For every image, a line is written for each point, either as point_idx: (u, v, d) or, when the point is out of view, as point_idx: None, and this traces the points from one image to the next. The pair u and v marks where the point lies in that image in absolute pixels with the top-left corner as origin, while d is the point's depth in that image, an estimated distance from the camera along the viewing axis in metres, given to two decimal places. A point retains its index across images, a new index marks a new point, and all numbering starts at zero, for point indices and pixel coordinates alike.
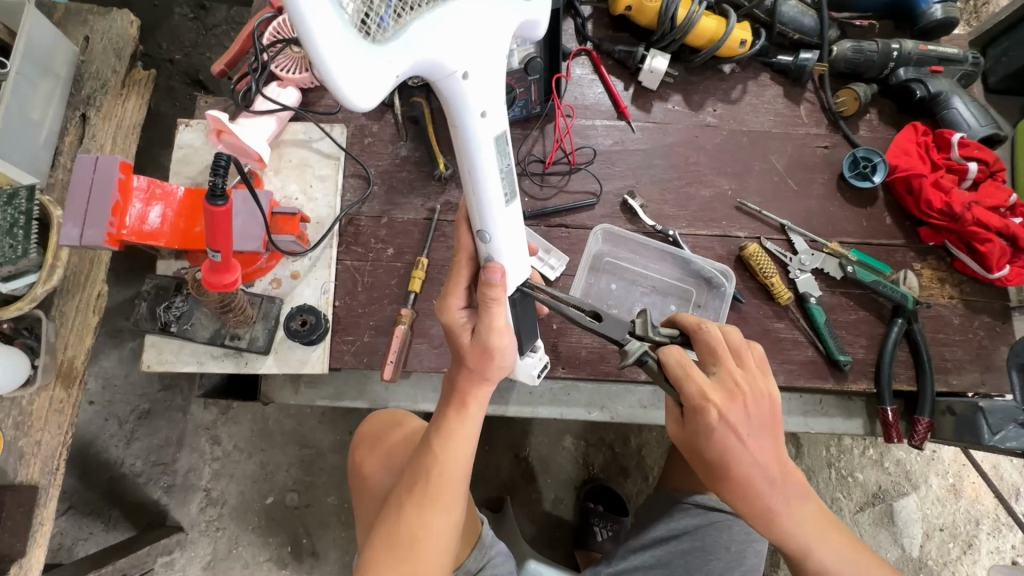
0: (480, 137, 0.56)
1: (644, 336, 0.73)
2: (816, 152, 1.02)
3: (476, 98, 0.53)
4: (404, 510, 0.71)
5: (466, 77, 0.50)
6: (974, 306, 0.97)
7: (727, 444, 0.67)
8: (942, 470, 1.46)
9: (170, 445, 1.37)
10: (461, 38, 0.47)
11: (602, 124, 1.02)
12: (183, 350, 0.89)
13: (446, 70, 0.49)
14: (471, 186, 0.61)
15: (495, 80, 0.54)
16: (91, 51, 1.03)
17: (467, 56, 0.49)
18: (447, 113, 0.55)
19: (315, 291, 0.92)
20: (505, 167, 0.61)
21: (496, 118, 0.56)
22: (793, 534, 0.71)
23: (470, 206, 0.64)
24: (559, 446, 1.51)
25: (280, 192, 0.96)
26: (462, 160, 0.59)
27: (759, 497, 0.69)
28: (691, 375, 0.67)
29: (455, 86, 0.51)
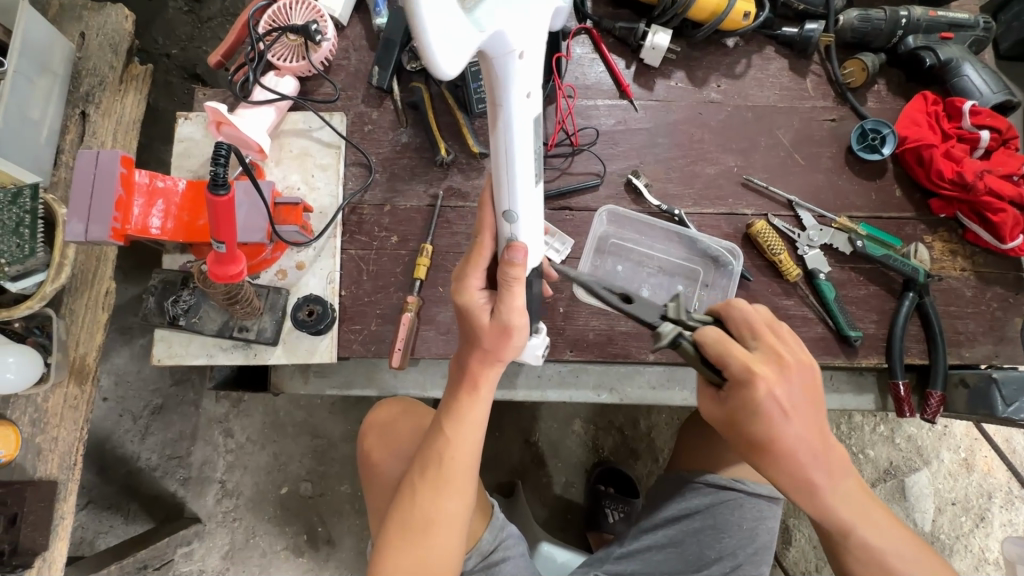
0: (521, 117, 0.59)
1: (678, 320, 0.70)
2: (824, 125, 1.00)
3: (523, 78, 0.55)
4: (417, 493, 0.72)
5: (522, 56, 0.52)
6: (986, 278, 0.96)
7: (773, 417, 0.67)
8: (954, 444, 1.45)
9: (185, 439, 1.39)
10: (525, 19, 0.48)
11: (604, 104, 1.00)
12: (192, 343, 0.90)
13: (509, 48, 0.50)
14: (503, 165, 0.63)
15: (538, 64, 0.57)
16: (87, 47, 1.02)
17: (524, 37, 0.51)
18: (493, 94, 0.57)
19: (321, 280, 0.92)
20: (535, 148, 0.64)
21: (534, 100, 0.59)
22: (835, 506, 0.72)
23: (498, 186, 0.65)
24: (568, 430, 1.51)
25: (282, 183, 0.95)
26: (498, 139, 0.60)
27: (803, 469, 0.70)
28: (731, 350, 0.66)
29: (510, 65, 0.52)
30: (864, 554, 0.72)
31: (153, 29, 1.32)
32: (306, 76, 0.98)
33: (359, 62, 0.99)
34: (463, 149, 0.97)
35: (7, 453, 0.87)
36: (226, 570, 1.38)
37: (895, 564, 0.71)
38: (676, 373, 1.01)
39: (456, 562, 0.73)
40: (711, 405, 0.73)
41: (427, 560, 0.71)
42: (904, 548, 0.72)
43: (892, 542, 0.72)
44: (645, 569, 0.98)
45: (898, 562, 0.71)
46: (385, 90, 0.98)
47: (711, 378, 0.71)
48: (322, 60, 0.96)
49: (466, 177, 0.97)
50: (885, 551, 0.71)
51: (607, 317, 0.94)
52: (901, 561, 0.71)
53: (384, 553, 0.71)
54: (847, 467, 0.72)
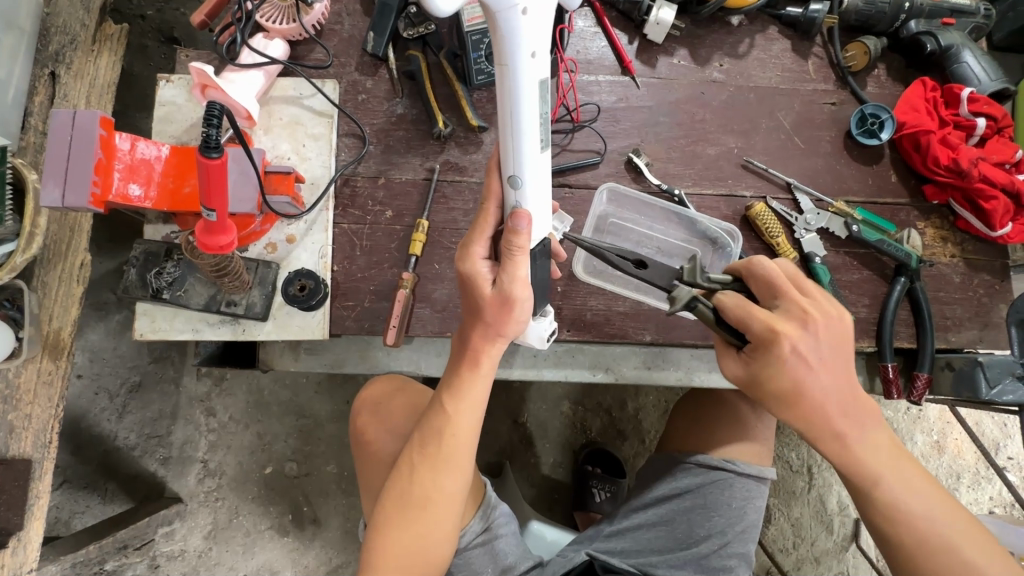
0: (527, 77, 0.59)
1: (693, 283, 0.74)
2: (824, 109, 1.00)
3: (529, 37, 0.57)
4: (416, 471, 0.72)
5: (525, 13, 0.56)
6: (975, 264, 0.97)
7: (802, 371, 0.69)
8: (927, 427, 1.51)
9: (164, 418, 1.36)
10: None
11: (606, 80, 0.98)
12: (177, 318, 0.86)
13: (509, 1, 0.55)
14: (510, 129, 0.63)
15: (546, 26, 0.59)
16: (56, 2, 0.95)
17: None
18: (498, 52, 0.59)
19: (312, 254, 0.89)
20: (545, 114, 0.64)
21: (543, 62, 0.60)
22: (865, 462, 0.72)
23: (505, 150, 0.65)
24: (556, 411, 1.53)
25: (271, 152, 0.91)
26: (504, 100, 0.61)
27: (830, 422, 0.71)
28: (752, 312, 0.69)
29: (513, 20, 0.56)
30: (894, 516, 0.72)
31: None
32: (296, 40, 0.93)
33: (352, 27, 0.95)
34: (460, 122, 0.94)
35: None
36: (209, 550, 1.35)
37: (925, 527, 0.71)
38: (669, 352, 1.01)
39: (450, 542, 0.73)
40: (737, 371, 0.74)
41: (426, 537, 0.71)
42: (939, 512, 0.71)
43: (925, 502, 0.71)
44: (635, 547, 1.00)
45: (930, 531, 0.71)
46: (379, 58, 0.94)
47: (731, 340, 0.73)
48: (313, 24, 0.92)
49: (464, 152, 0.94)
50: (916, 512, 0.71)
51: (606, 297, 0.93)
52: (935, 527, 0.71)
53: (381, 531, 0.71)
54: (874, 421, 0.72)
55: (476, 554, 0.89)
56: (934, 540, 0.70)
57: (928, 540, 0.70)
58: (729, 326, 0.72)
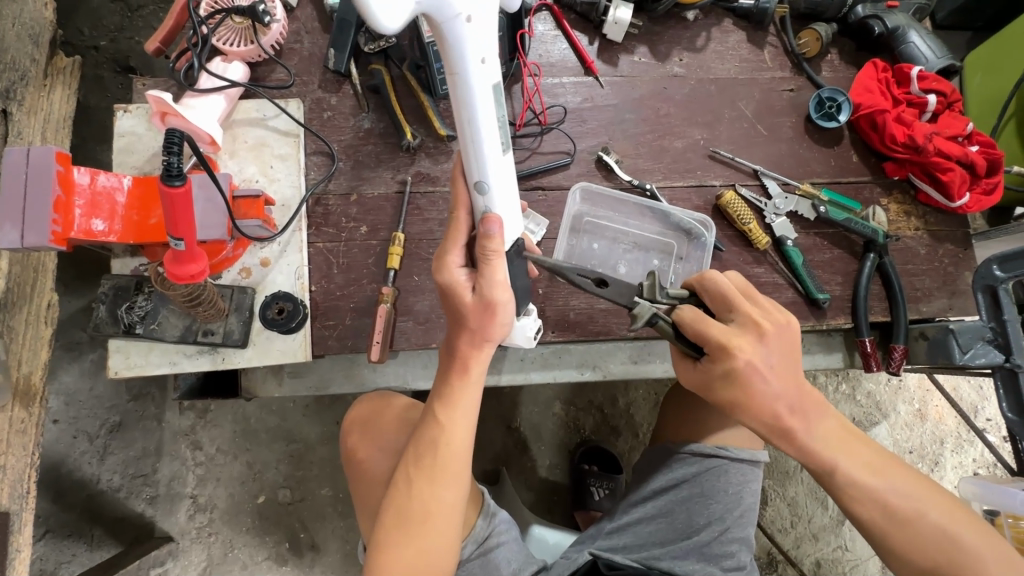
0: (480, 84, 0.60)
1: (653, 299, 0.73)
2: (783, 96, 1.03)
3: (476, 42, 0.57)
4: (414, 485, 0.72)
5: (469, 20, 0.56)
6: (938, 235, 1.01)
7: (751, 374, 0.71)
8: (908, 396, 1.55)
9: (149, 455, 1.33)
10: None
11: (570, 81, 0.99)
12: (152, 352, 0.84)
13: (452, 10, 0.54)
14: (469, 136, 0.63)
15: (491, 30, 0.59)
16: None
17: (469, 2, 0.55)
18: (447, 62, 0.59)
19: (289, 276, 0.87)
20: (502, 118, 0.64)
21: (493, 66, 0.61)
22: (820, 450, 0.74)
23: (467, 158, 0.66)
24: (549, 413, 1.53)
25: (238, 176, 0.89)
26: (459, 110, 0.62)
27: (783, 420, 0.73)
28: (708, 327, 0.70)
29: (458, 29, 0.56)
30: (862, 498, 0.74)
31: (78, 19, 1.24)
32: (255, 61, 0.93)
33: (312, 45, 0.95)
34: (429, 132, 0.94)
35: None
36: None
37: (893, 501, 0.73)
38: (656, 345, 0.99)
39: (453, 555, 0.73)
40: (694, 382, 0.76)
41: (428, 552, 0.70)
42: (903, 483, 0.74)
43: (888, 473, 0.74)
44: (637, 541, 1.01)
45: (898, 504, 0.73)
46: (342, 74, 0.94)
47: (688, 352, 0.74)
48: (273, 44, 0.91)
49: (435, 162, 0.94)
50: (881, 487, 0.73)
51: (587, 295, 0.93)
52: (901, 498, 0.73)
53: (381, 549, 0.70)
54: (822, 411, 0.75)
55: (478, 564, 0.88)
56: (905, 514, 0.72)
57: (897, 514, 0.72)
58: (688, 341, 0.73)
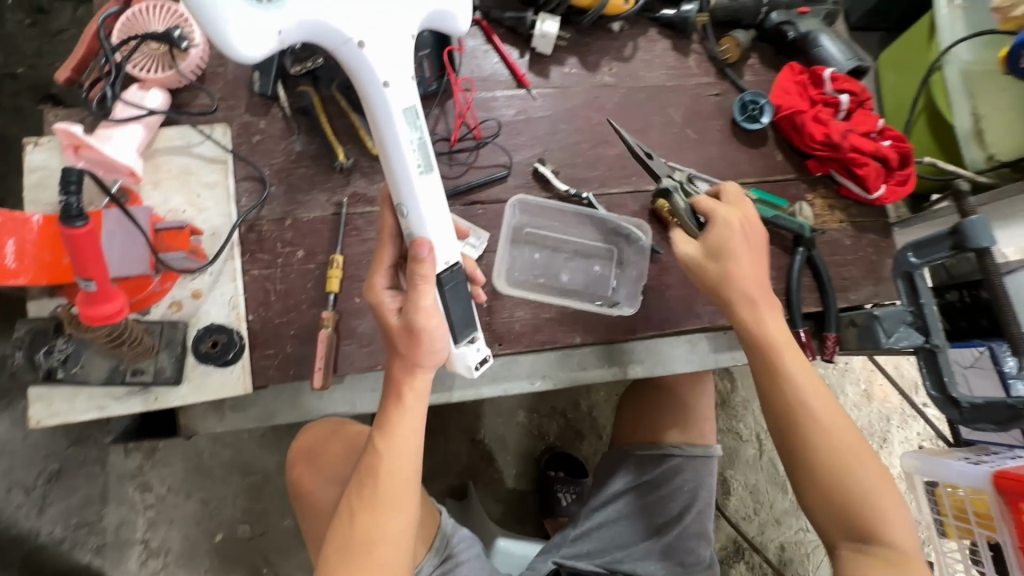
0: (388, 104, 0.67)
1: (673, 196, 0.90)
2: (709, 100, 1.07)
3: (381, 65, 0.67)
4: (356, 517, 0.70)
5: (361, 44, 0.66)
6: (861, 226, 1.06)
7: (743, 260, 0.80)
8: (855, 378, 1.62)
9: (94, 502, 1.26)
10: (351, 15, 0.66)
11: (503, 95, 1.00)
12: (78, 397, 0.79)
13: (342, 36, 0.67)
14: (386, 158, 0.69)
15: (397, 60, 0.68)
16: None
17: (362, 30, 0.66)
18: (362, 89, 0.69)
19: (223, 307, 0.85)
20: (417, 140, 0.68)
21: (402, 90, 0.68)
22: (790, 367, 0.78)
23: (391, 181, 0.70)
24: (513, 422, 1.53)
25: (163, 207, 0.86)
26: (376, 131, 0.69)
27: (757, 320, 0.80)
28: (716, 207, 0.82)
29: (354, 52, 0.67)
30: (807, 428, 0.76)
31: None
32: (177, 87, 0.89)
33: (236, 68, 0.92)
34: (363, 152, 0.93)
35: None
36: None
37: (839, 444, 0.75)
38: (606, 351, 1.01)
39: None
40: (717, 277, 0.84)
41: None
42: (849, 443, 0.75)
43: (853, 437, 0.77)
44: (600, 546, 1.02)
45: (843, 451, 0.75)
46: (269, 97, 0.92)
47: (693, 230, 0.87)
48: (193, 69, 0.88)
49: (371, 181, 0.93)
50: (831, 426, 0.76)
51: (532, 306, 0.94)
52: (845, 446, 0.75)
53: None
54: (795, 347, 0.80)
55: None
56: (840, 459, 0.74)
57: (831, 460, 0.75)
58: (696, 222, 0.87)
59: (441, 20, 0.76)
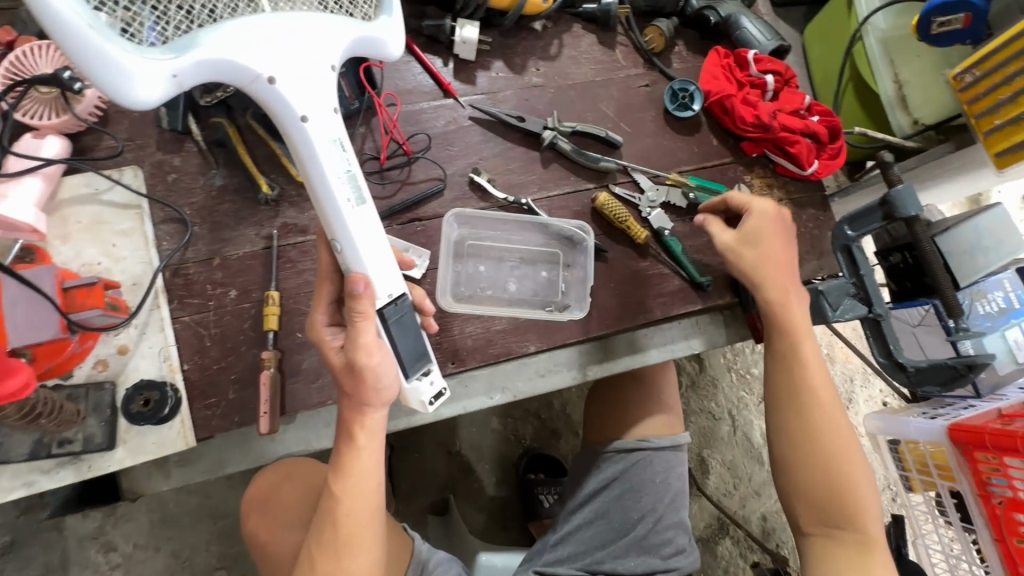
0: (312, 139, 0.64)
1: (555, 127, 0.98)
2: (640, 91, 1.06)
3: (299, 100, 0.62)
4: (317, 564, 0.67)
5: (273, 80, 0.60)
6: (800, 202, 1.08)
7: (776, 247, 0.86)
8: (817, 344, 1.66)
9: (53, 571, 1.19)
10: (264, 50, 0.59)
11: (430, 106, 0.97)
12: (2, 477, 0.74)
13: (252, 73, 0.60)
14: (316, 193, 0.66)
15: (319, 91, 0.63)
16: None
17: (276, 66, 0.60)
18: (281, 123, 0.64)
19: (153, 360, 0.80)
20: (347, 171, 0.65)
21: (325, 121, 0.64)
22: (823, 393, 0.82)
23: (324, 216, 0.67)
24: (488, 430, 1.51)
25: (75, 262, 0.81)
26: (303, 165, 0.65)
27: (806, 380, 0.82)
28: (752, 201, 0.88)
29: (269, 90, 0.61)
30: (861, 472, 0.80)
31: None
32: (77, 130, 0.84)
33: (141, 105, 0.87)
34: (288, 179, 0.90)
35: None
36: None
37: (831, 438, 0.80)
38: (560, 355, 0.99)
39: None
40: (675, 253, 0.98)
41: None
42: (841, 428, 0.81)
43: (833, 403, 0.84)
44: (581, 548, 1.00)
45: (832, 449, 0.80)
46: (181, 132, 0.87)
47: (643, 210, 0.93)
48: (91, 110, 0.83)
49: (301, 210, 0.90)
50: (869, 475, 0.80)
51: (483, 319, 0.92)
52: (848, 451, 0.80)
53: None
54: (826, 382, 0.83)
55: None
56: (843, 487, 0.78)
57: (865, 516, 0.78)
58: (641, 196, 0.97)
59: (376, 48, 0.69)
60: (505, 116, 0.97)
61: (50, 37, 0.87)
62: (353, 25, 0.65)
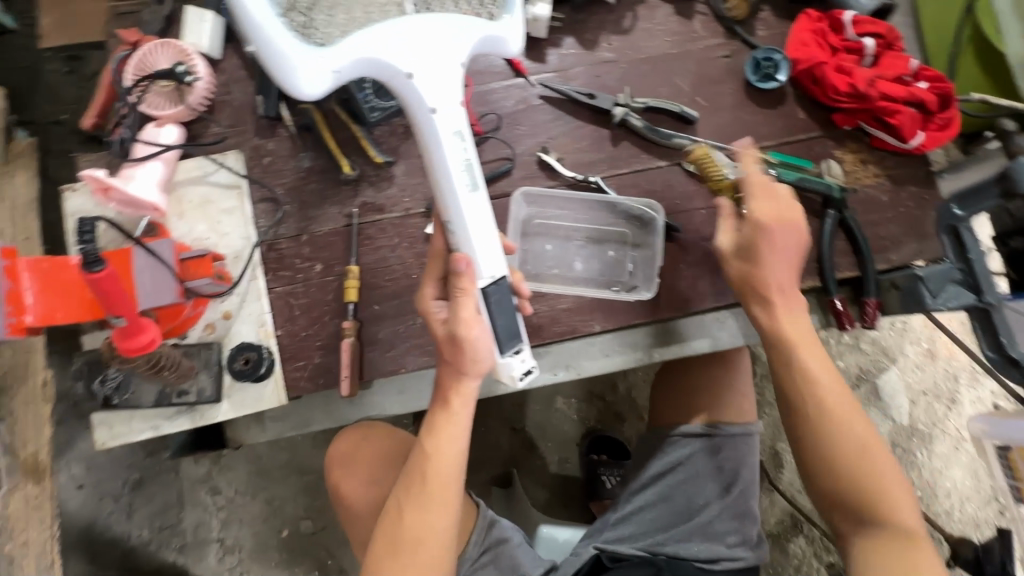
0: (438, 129, 0.67)
1: (627, 104, 0.96)
2: (719, 63, 1.01)
3: (429, 94, 0.65)
4: (405, 513, 0.74)
5: (410, 76, 0.64)
6: (899, 179, 0.98)
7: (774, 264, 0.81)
8: (915, 337, 1.52)
9: (172, 507, 1.38)
10: (405, 46, 0.63)
11: (501, 86, 0.99)
12: (134, 419, 0.86)
13: (394, 69, 0.64)
14: (435, 178, 0.69)
15: (447, 83, 0.66)
16: None
17: (413, 61, 0.64)
18: (410, 114, 0.68)
19: (251, 325, 0.89)
20: (469, 159, 0.68)
21: (452, 113, 0.66)
22: (842, 415, 0.77)
23: (439, 199, 0.71)
24: (552, 408, 1.54)
25: (189, 236, 0.91)
26: (425, 153, 0.69)
27: (817, 404, 0.78)
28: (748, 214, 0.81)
29: (406, 85, 0.65)
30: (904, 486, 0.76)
31: (39, 98, 1.33)
32: (189, 119, 0.94)
33: (242, 94, 0.96)
34: (367, 161, 0.95)
35: None
36: None
37: (852, 458, 0.76)
38: (627, 336, 0.98)
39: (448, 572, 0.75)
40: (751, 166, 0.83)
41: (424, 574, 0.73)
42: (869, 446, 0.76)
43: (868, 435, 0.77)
44: (641, 530, 1.00)
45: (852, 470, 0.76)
46: (275, 118, 0.95)
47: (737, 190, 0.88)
48: (201, 100, 0.93)
49: (378, 190, 0.95)
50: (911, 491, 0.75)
51: (548, 298, 0.94)
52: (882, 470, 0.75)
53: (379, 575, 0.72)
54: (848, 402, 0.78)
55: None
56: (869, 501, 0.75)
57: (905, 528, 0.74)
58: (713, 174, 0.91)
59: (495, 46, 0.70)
60: (574, 92, 0.97)
61: (166, 35, 0.98)
62: (477, 25, 0.67)
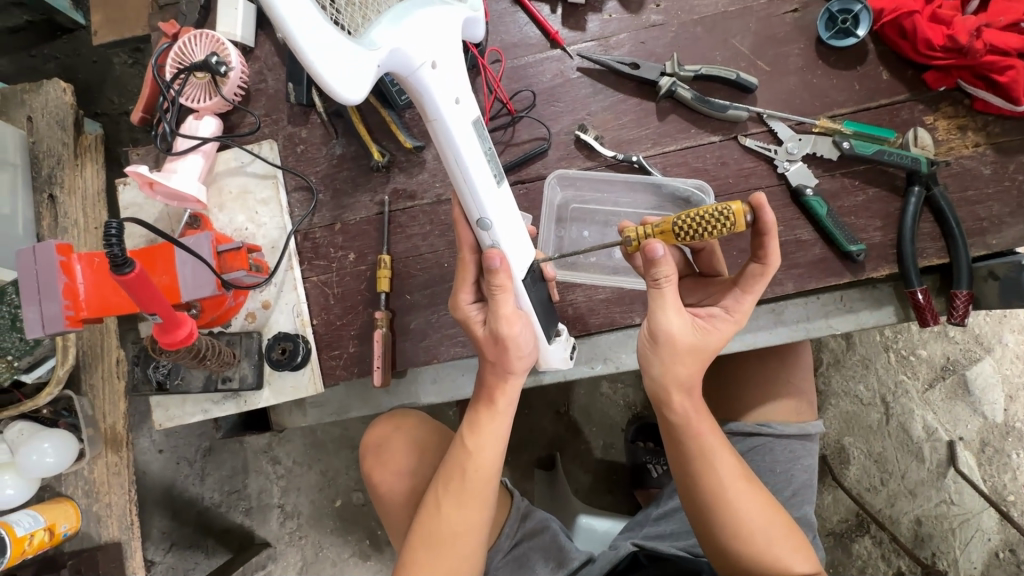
0: (460, 124, 0.61)
1: (675, 73, 0.86)
2: (786, 19, 0.88)
3: (443, 89, 0.57)
4: (442, 508, 0.73)
5: (433, 66, 0.56)
6: (1006, 148, 0.83)
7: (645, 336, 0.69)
8: (1018, 325, 1.33)
9: (238, 473, 1.48)
10: (420, 29, 0.53)
11: (536, 59, 0.92)
12: (186, 403, 0.92)
13: (413, 62, 0.54)
14: (460, 176, 0.63)
15: (457, 72, 0.60)
16: (37, 130, 1.06)
17: (430, 49, 0.55)
18: (423, 111, 0.59)
19: (288, 315, 0.91)
20: (488, 151, 0.65)
21: (468, 104, 0.61)
22: (723, 478, 0.71)
23: (463, 196, 0.65)
24: (597, 393, 1.50)
25: (230, 227, 0.93)
26: (444, 152, 0.61)
27: (711, 462, 0.71)
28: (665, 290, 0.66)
29: (424, 78, 0.56)
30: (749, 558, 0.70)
31: (108, 89, 1.40)
32: (226, 110, 0.95)
33: (276, 82, 0.96)
34: (398, 146, 0.92)
35: (72, 525, 1.01)
36: None
37: (751, 523, 0.70)
38: None
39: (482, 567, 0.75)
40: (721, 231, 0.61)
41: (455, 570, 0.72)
42: (767, 515, 0.71)
43: (759, 512, 0.70)
44: (684, 529, 0.96)
45: (761, 534, 0.70)
46: (306, 105, 0.94)
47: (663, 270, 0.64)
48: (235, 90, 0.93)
49: (410, 175, 0.93)
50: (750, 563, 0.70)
51: (586, 287, 0.89)
52: (766, 533, 0.70)
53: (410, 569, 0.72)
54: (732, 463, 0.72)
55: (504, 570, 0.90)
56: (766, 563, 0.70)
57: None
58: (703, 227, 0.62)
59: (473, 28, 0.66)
60: (615, 63, 0.88)
61: (203, 25, 0.98)
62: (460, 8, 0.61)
